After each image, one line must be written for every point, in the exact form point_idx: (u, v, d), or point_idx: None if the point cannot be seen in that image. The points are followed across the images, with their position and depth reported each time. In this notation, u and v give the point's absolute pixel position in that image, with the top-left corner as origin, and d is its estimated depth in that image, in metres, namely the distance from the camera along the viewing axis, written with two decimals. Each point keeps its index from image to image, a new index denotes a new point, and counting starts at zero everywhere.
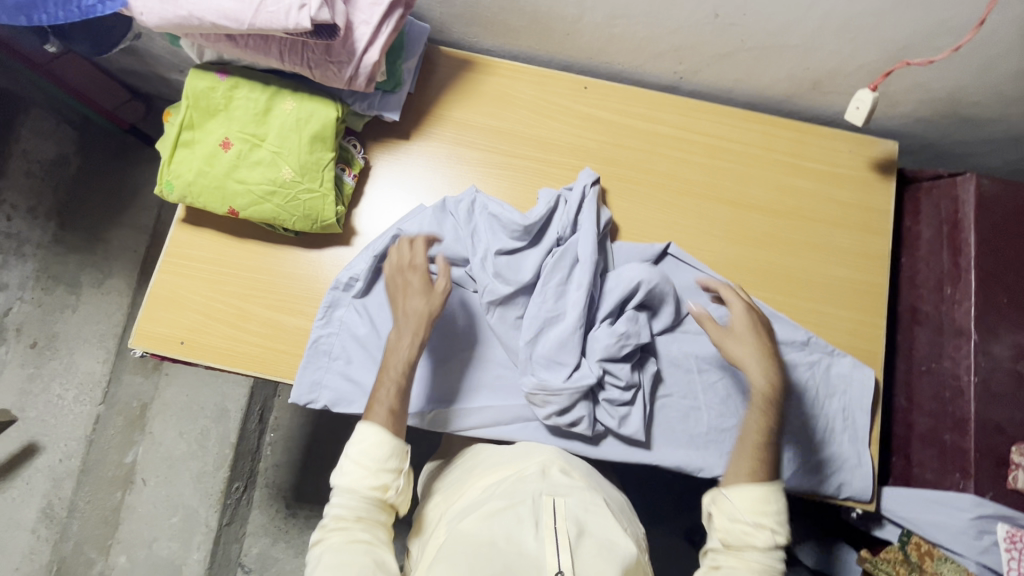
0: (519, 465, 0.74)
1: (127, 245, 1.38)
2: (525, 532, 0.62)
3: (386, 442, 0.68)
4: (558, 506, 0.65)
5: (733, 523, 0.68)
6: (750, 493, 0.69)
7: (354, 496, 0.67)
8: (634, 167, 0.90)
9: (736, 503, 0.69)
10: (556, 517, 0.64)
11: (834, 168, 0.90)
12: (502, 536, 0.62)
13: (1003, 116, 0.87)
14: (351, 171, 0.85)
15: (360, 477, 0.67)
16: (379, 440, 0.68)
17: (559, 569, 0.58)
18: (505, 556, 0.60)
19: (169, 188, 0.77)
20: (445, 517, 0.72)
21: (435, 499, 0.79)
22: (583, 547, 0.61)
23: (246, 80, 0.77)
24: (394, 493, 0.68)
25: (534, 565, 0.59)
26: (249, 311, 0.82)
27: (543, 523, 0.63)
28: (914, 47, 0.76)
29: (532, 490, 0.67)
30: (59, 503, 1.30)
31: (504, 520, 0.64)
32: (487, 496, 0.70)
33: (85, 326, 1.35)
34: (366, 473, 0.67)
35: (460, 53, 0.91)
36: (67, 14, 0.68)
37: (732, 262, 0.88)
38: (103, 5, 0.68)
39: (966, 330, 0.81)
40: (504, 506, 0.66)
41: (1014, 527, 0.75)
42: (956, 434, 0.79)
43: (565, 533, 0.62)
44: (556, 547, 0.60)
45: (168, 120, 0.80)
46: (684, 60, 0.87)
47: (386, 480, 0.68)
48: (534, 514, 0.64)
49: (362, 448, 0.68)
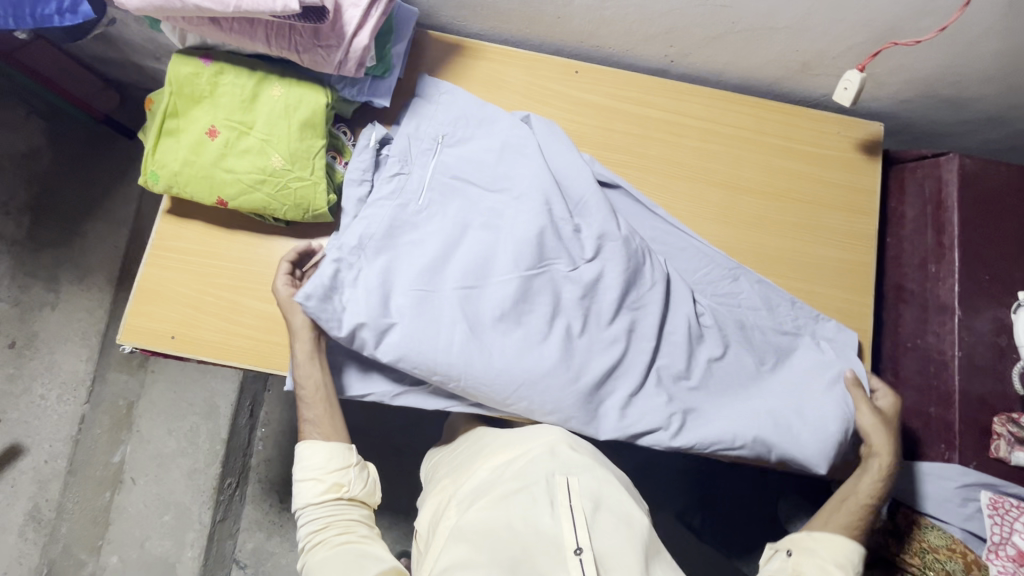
0: (527, 446, 0.73)
1: (106, 238, 1.34)
2: (541, 512, 0.63)
3: (323, 447, 0.75)
4: (571, 485, 0.66)
5: (813, 559, 0.75)
6: (830, 540, 0.76)
7: (313, 511, 0.73)
8: (625, 151, 0.90)
9: (820, 545, 0.76)
10: (571, 495, 0.65)
11: (820, 149, 0.92)
12: (518, 517, 0.63)
13: (983, 96, 0.89)
14: (342, 159, 0.83)
15: (309, 488, 0.74)
16: (321, 449, 0.75)
17: (578, 546, 0.60)
18: (524, 538, 0.61)
19: (154, 178, 0.75)
20: (455, 498, 0.72)
21: (442, 480, 0.80)
22: (600, 524, 0.63)
23: (231, 65, 0.75)
24: (350, 478, 0.75)
25: (553, 542, 0.61)
26: (239, 304, 0.81)
27: (558, 501, 0.64)
28: (901, 29, 0.77)
29: (545, 471, 0.68)
30: (47, 505, 1.27)
31: (518, 502, 0.65)
32: (498, 477, 0.70)
33: (66, 324, 1.31)
34: (317, 479, 0.74)
35: (449, 38, 0.90)
36: (18, 20, 0.71)
37: (726, 244, 0.89)
38: (61, 17, 0.71)
39: (949, 307, 0.83)
40: (517, 488, 0.66)
41: (996, 494, 0.78)
42: (942, 408, 0.82)
43: (581, 510, 0.63)
44: (573, 524, 0.62)
45: (151, 108, 0.78)
46: (675, 43, 0.87)
47: (337, 479, 0.75)
48: (549, 493, 0.65)
49: (319, 449, 0.75)
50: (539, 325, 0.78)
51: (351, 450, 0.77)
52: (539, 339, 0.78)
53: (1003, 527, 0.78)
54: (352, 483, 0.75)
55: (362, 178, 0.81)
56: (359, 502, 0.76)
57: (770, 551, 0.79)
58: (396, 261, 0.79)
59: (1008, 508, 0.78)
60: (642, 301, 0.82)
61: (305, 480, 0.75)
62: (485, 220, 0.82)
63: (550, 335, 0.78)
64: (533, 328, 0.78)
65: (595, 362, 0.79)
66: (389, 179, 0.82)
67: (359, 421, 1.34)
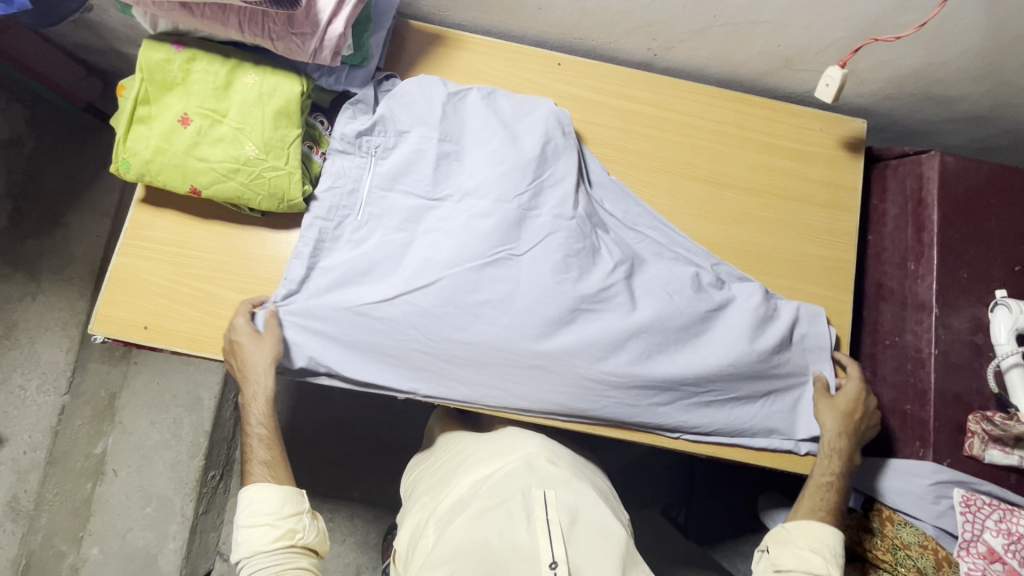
0: (505, 459, 0.74)
1: (88, 229, 1.33)
2: (517, 526, 0.63)
3: (289, 490, 0.76)
4: (549, 498, 0.66)
5: (788, 548, 0.76)
6: (803, 524, 0.77)
7: (268, 556, 0.73)
8: (608, 145, 0.89)
9: (788, 531, 0.78)
10: (548, 509, 0.65)
11: (801, 196, 0.90)
12: (495, 533, 0.63)
13: (967, 94, 0.88)
14: (319, 150, 0.81)
15: (259, 536, 0.73)
16: (278, 495, 0.75)
17: (553, 560, 0.60)
18: (501, 554, 0.61)
19: (126, 166, 0.74)
20: (433, 516, 0.72)
21: (421, 497, 0.80)
22: (577, 538, 0.63)
23: (204, 53, 0.74)
24: (305, 535, 0.75)
25: (529, 558, 0.60)
26: (216, 294, 0.80)
27: (536, 516, 0.64)
28: (882, 24, 0.76)
29: (521, 485, 0.68)
30: (25, 496, 1.26)
31: (494, 518, 0.64)
32: (476, 493, 0.70)
33: (47, 314, 1.29)
34: (270, 525, 0.73)
35: (431, 28, 0.88)
36: None
37: (705, 239, 0.88)
38: None
39: (927, 305, 0.83)
40: (492, 505, 0.65)
41: (969, 491, 0.78)
42: (918, 405, 0.81)
43: (557, 523, 0.63)
44: (549, 539, 0.62)
45: (123, 94, 0.76)
46: (657, 36, 0.86)
47: (292, 526, 0.74)
48: (525, 507, 0.65)
49: (258, 511, 0.74)
50: (479, 194, 0.78)
51: (304, 497, 0.77)
52: (497, 195, 0.78)
53: (975, 524, 0.77)
54: (305, 529, 0.75)
55: (367, 151, 0.79)
56: (309, 550, 0.76)
57: (762, 546, 0.80)
58: (391, 191, 0.79)
59: (980, 505, 0.77)
60: (558, 180, 0.80)
61: (255, 526, 0.74)
62: (454, 189, 0.79)
63: (506, 207, 0.77)
64: (485, 192, 0.78)
65: (557, 295, 0.76)
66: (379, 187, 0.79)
67: (345, 415, 1.34)
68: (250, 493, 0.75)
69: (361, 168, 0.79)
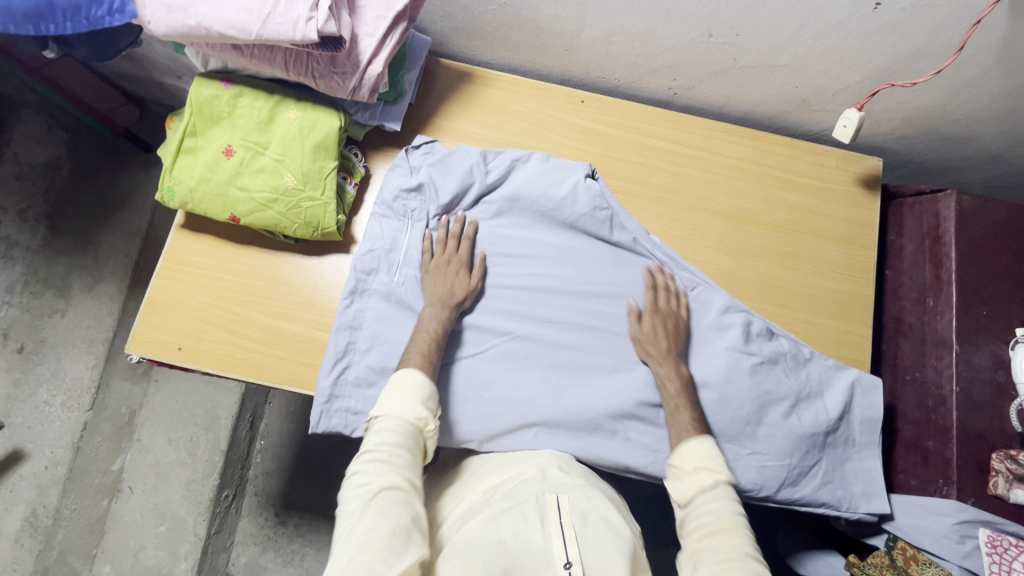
0: (520, 468, 0.75)
1: (118, 249, 1.37)
2: (531, 529, 0.63)
3: (427, 383, 0.72)
4: (562, 503, 0.66)
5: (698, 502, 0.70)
6: (706, 473, 0.72)
7: (393, 431, 0.67)
8: (629, 179, 0.92)
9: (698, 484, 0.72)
10: (562, 512, 0.65)
11: (817, 231, 0.92)
12: (510, 534, 0.62)
13: (981, 134, 0.90)
14: (352, 180, 0.85)
15: (398, 408, 0.69)
16: (422, 382, 0.71)
17: (568, 561, 0.60)
18: (515, 554, 0.60)
19: (170, 194, 0.78)
20: (446, 519, 0.72)
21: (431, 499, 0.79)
22: (591, 538, 0.63)
23: (249, 89, 0.78)
24: (433, 432, 0.71)
25: (543, 559, 0.60)
26: (248, 317, 0.82)
27: (550, 519, 0.64)
28: (898, 70, 0.79)
29: (534, 490, 0.68)
30: (44, 511, 1.28)
31: (509, 520, 0.64)
32: (488, 498, 0.70)
33: (74, 331, 1.33)
34: (407, 405, 0.69)
35: (461, 66, 0.93)
36: (75, 24, 0.66)
37: (726, 275, 0.90)
38: (112, 16, 0.67)
39: (947, 342, 0.83)
40: (508, 507, 0.66)
41: (995, 532, 0.77)
42: (939, 442, 0.81)
43: (571, 526, 0.63)
44: (563, 540, 0.62)
45: (170, 127, 0.80)
46: (678, 77, 0.89)
47: (426, 417, 0.70)
48: (539, 510, 0.65)
49: (404, 391, 0.70)
50: (521, 247, 0.86)
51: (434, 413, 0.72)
52: (557, 265, 0.86)
53: (1002, 566, 0.76)
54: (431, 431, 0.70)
55: (403, 213, 0.84)
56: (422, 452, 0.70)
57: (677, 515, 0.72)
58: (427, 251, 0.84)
59: (1007, 545, 0.76)
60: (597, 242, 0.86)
61: (392, 401, 0.70)
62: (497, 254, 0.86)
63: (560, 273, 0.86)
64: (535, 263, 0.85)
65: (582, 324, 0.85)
66: (414, 246, 0.84)
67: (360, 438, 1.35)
68: (397, 376, 0.72)
69: (399, 231, 0.84)
